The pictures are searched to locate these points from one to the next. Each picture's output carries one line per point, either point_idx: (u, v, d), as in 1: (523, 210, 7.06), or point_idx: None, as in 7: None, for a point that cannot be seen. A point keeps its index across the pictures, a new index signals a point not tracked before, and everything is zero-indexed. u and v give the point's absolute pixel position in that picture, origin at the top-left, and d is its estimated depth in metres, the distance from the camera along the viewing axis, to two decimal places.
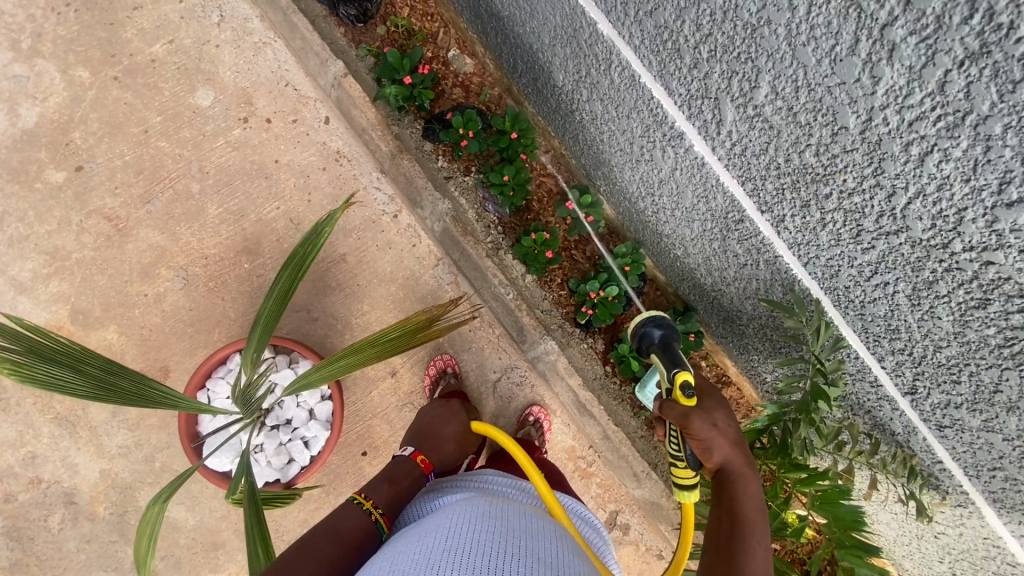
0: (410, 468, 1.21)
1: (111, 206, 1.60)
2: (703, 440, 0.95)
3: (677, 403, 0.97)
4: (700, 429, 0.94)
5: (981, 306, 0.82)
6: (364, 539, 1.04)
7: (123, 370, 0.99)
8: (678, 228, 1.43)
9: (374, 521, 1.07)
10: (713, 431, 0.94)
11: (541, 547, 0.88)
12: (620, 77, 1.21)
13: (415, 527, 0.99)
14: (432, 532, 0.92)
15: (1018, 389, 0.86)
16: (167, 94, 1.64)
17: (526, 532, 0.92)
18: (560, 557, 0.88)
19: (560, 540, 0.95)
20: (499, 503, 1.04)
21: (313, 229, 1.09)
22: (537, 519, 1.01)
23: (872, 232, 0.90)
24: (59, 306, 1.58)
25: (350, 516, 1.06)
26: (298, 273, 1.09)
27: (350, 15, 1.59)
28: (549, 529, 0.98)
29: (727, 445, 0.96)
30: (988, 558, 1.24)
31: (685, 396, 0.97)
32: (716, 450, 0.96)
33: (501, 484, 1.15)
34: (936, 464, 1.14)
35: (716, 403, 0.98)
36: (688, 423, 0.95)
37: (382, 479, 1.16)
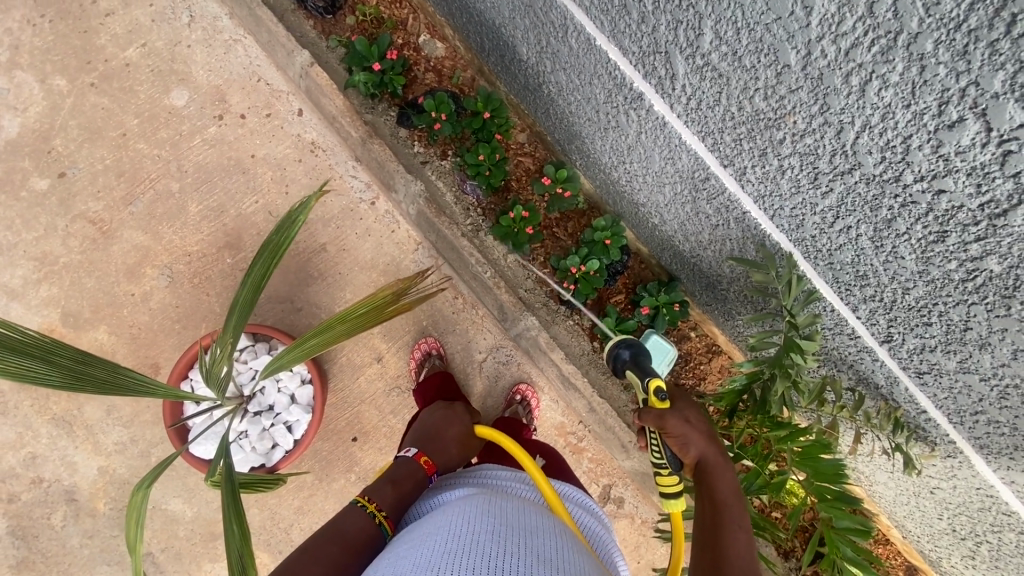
0: (414, 470, 1.11)
1: (94, 210, 1.64)
2: (678, 437, 0.97)
3: (651, 407, 1.01)
4: (673, 426, 0.97)
5: (940, 240, 0.79)
6: (368, 543, 0.96)
7: (97, 360, 1.01)
8: (652, 195, 1.38)
9: (378, 524, 0.99)
10: (686, 427, 0.98)
11: (544, 546, 0.84)
12: (578, 42, 1.20)
13: (412, 529, 0.93)
14: (429, 534, 0.86)
15: (988, 325, 0.84)
16: (142, 97, 1.67)
17: (528, 531, 0.87)
18: (564, 558, 0.83)
19: (564, 538, 0.90)
20: (500, 499, 0.97)
21: (285, 220, 1.07)
22: (539, 515, 0.95)
23: (828, 173, 0.88)
24: (51, 310, 1.62)
25: (353, 518, 0.98)
26: (275, 260, 1.07)
27: (319, 7, 1.58)
28: (552, 526, 0.92)
29: (703, 440, 0.98)
30: (985, 509, 1.18)
31: (659, 399, 1.01)
32: (691, 445, 0.97)
33: (505, 478, 1.07)
34: (921, 414, 1.10)
35: (690, 404, 1.02)
36: (663, 423, 0.98)
37: (385, 481, 1.06)
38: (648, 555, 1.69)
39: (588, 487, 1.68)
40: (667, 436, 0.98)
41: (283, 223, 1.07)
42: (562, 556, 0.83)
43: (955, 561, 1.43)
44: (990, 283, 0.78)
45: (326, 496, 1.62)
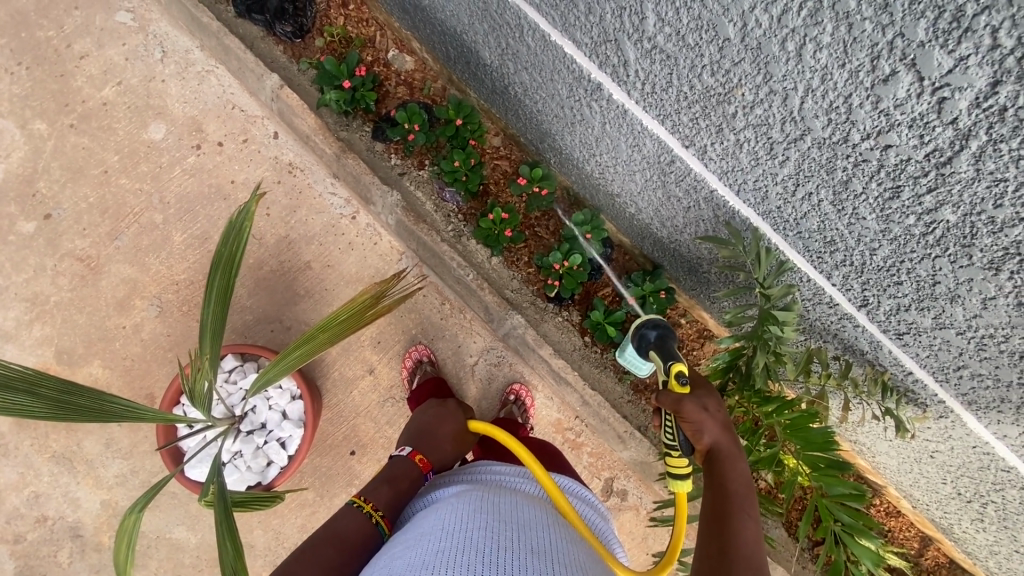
0: (409, 469, 1.11)
1: (81, 247, 1.67)
2: (692, 423, 0.90)
3: (670, 391, 0.94)
4: (690, 412, 0.89)
5: (895, 196, 0.80)
6: (366, 542, 0.96)
7: (81, 390, 1.03)
8: (624, 184, 1.39)
9: (376, 524, 0.99)
10: (703, 415, 0.90)
11: (540, 540, 0.83)
12: (534, 41, 1.21)
13: (406, 530, 0.92)
14: (422, 534, 0.84)
15: (954, 277, 0.84)
16: (121, 134, 1.70)
17: (523, 524, 0.86)
18: (559, 551, 0.82)
19: (559, 530, 0.89)
20: (495, 494, 0.96)
21: (231, 230, 1.11)
22: (534, 509, 0.94)
23: (782, 142, 0.89)
24: (45, 349, 1.64)
25: (349, 518, 0.98)
26: (233, 271, 1.12)
27: (287, 32, 1.61)
28: (548, 518, 0.92)
29: (717, 428, 0.91)
30: (985, 469, 1.16)
31: (678, 383, 0.95)
32: (706, 432, 0.89)
33: (501, 472, 1.05)
34: (908, 376, 1.09)
35: (709, 392, 0.94)
36: (678, 407, 0.90)
37: (381, 481, 1.07)
38: (656, 545, 1.68)
39: (590, 482, 1.68)
40: (681, 422, 0.90)
41: (229, 232, 1.11)
42: (558, 549, 0.82)
43: (966, 526, 1.39)
44: (949, 233, 0.78)
45: (328, 512, 1.62)
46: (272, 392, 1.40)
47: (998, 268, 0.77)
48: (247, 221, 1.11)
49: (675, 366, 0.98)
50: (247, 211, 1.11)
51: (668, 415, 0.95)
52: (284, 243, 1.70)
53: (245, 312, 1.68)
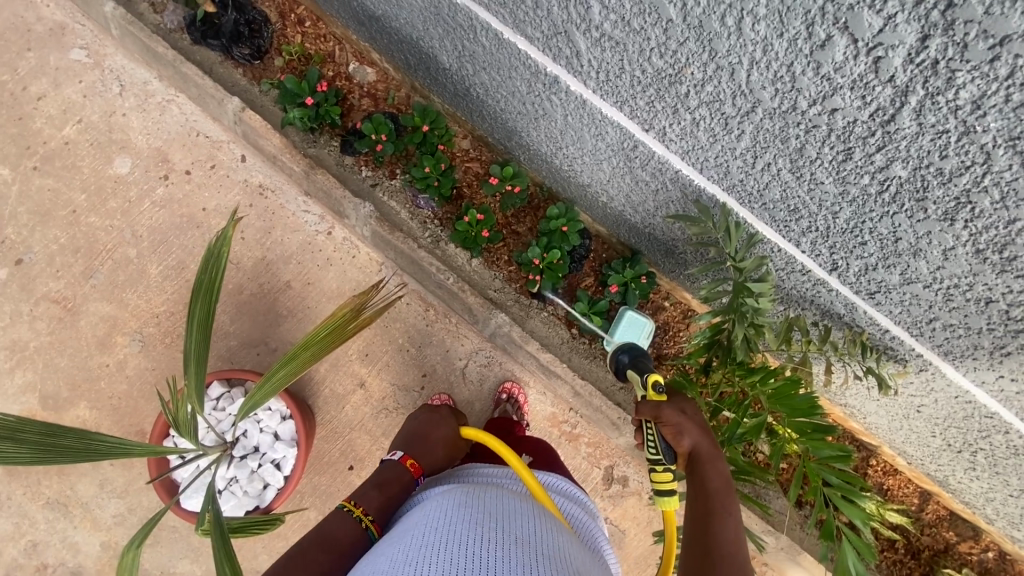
0: (400, 473, 1.10)
1: (56, 289, 1.65)
2: (672, 426, 0.94)
3: (648, 399, 0.97)
4: (669, 416, 0.94)
5: (848, 157, 0.82)
6: (355, 547, 0.96)
7: (65, 430, 1.02)
8: (594, 174, 1.40)
9: (365, 528, 0.99)
10: (682, 418, 0.94)
11: (525, 530, 0.83)
12: (488, 40, 1.22)
13: (393, 529, 0.92)
14: (408, 530, 0.85)
15: (913, 232, 0.85)
16: (86, 171, 1.69)
17: (508, 516, 0.87)
18: (545, 541, 0.82)
19: (545, 522, 0.89)
20: (482, 491, 0.96)
21: (210, 255, 1.12)
22: (520, 502, 0.94)
23: (735, 116, 0.90)
24: (29, 395, 1.62)
25: (339, 523, 0.98)
26: (213, 298, 1.13)
27: (245, 54, 1.61)
28: (534, 511, 0.92)
29: (697, 431, 0.95)
30: (969, 418, 1.18)
31: (656, 392, 0.98)
32: (686, 435, 0.94)
33: (490, 473, 1.06)
34: (885, 334, 1.11)
35: (685, 397, 0.99)
36: (657, 413, 0.94)
37: (371, 486, 1.06)
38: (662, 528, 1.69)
39: (590, 472, 1.69)
40: (662, 427, 0.94)
41: (208, 259, 1.12)
42: (543, 540, 0.83)
43: (961, 477, 1.41)
44: (903, 189, 0.80)
45: None
46: (262, 414, 1.40)
47: (952, 218, 0.78)
48: (226, 247, 1.12)
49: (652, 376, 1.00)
50: (226, 234, 1.13)
51: (649, 427, 0.97)
52: (262, 265, 1.69)
53: (229, 338, 1.67)
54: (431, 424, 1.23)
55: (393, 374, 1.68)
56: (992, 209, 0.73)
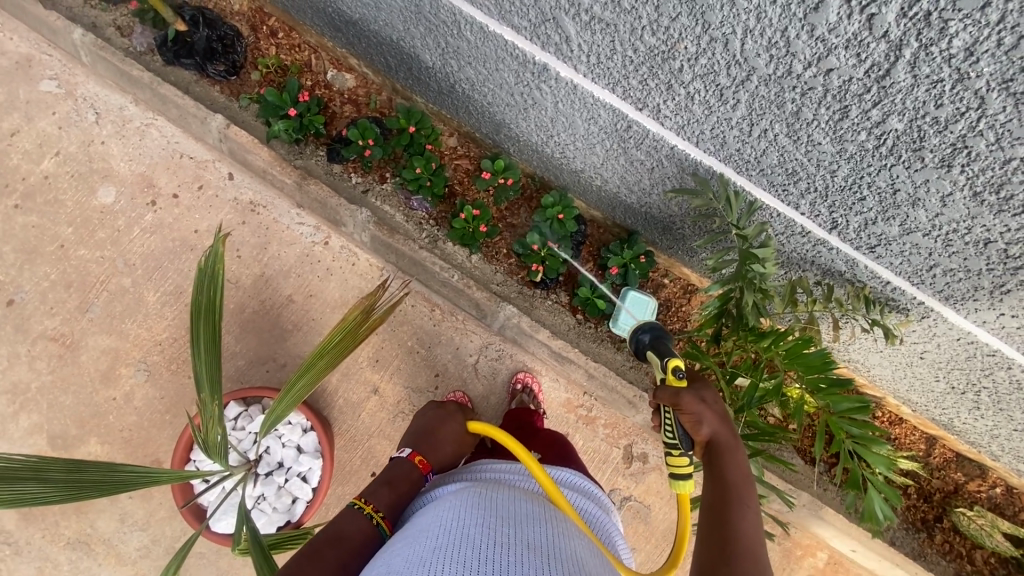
0: (409, 471, 1.10)
1: (53, 327, 1.62)
2: (691, 415, 0.89)
3: (667, 384, 0.92)
4: (688, 404, 0.89)
5: (845, 116, 0.84)
6: (366, 544, 0.96)
7: (88, 466, 1.05)
8: (587, 158, 1.41)
9: (376, 525, 0.98)
10: (702, 406, 0.89)
11: (537, 536, 0.82)
12: (473, 34, 1.22)
13: (405, 529, 0.91)
14: (421, 532, 0.84)
15: (912, 181, 0.88)
16: (70, 204, 1.65)
17: (520, 520, 0.85)
18: (557, 546, 0.81)
19: (558, 525, 0.87)
20: (493, 491, 0.94)
21: (202, 277, 1.11)
22: (531, 504, 0.92)
23: (730, 86, 0.92)
24: (36, 437, 1.59)
25: (351, 521, 0.97)
26: (216, 316, 1.12)
27: (221, 71, 1.59)
28: (545, 514, 0.90)
29: (716, 420, 0.91)
30: (972, 358, 1.22)
31: (677, 377, 0.91)
32: (705, 423, 0.90)
33: (500, 470, 1.03)
34: (886, 286, 1.15)
35: (705, 383, 0.94)
36: (677, 400, 0.89)
37: (381, 483, 1.06)
38: None
39: (610, 452, 1.71)
40: (680, 415, 0.90)
41: (201, 280, 1.11)
42: (555, 544, 0.81)
43: (965, 417, 1.46)
44: (900, 141, 0.83)
45: None
46: (283, 429, 1.42)
47: (949, 164, 0.81)
48: (218, 265, 1.12)
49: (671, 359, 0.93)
50: (216, 251, 1.12)
51: (666, 412, 0.92)
52: (262, 282, 1.68)
53: (236, 358, 1.66)
54: (440, 421, 1.22)
55: (406, 377, 1.68)
56: (988, 151, 0.76)
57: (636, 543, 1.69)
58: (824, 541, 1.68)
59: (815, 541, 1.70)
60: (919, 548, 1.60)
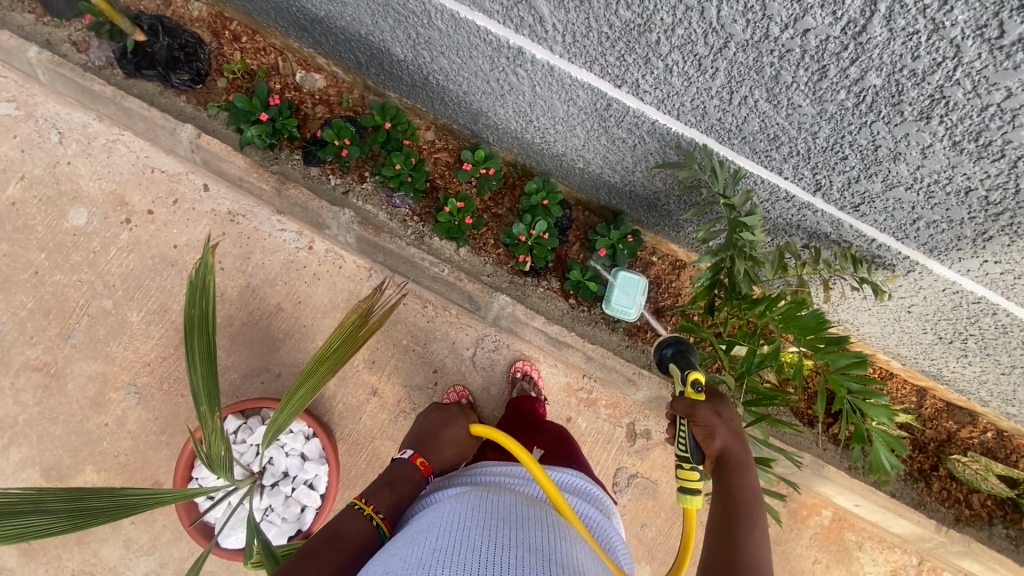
0: (410, 473, 1.08)
1: (35, 357, 1.58)
2: (705, 427, 0.90)
3: (684, 397, 0.93)
4: (704, 416, 0.90)
5: (823, 76, 0.85)
6: (365, 546, 0.94)
7: (91, 493, 1.04)
8: (567, 141, 1.40)
9: (376, 527, 0.96)
10: (716, 419, 0.91)
11: (539, 538, 0.78)
12: (444, 22, 1.20)
13: (404, 531, 0.88)
14: (421, 533, 0.82)
15: (892, 136, 0.90)
16: (41, 229, 1.60)
17: (521, 522, 0.82)
18: (560, 550, 0.77)
19: (560, 529, 0.84)
20: (494, 494, 0.91)
21: (193, 289, 1.09)
22: (532, 507, 0.88)
23: (708, 55, 0.92)
24: (29, 471, 1.55)
25: (350, 521, 0.95)
26: (210, 326, 1.11)
27: (185, 80, 1.54)
28: (547, 518, 0.86)
29: (730, 435, 0.92)
30: (958, 308, 1.24)
31: (695, 391, 0.93)
32: (718, 437, 0.90)
33: (499, 473, 1.00)
34: (872, 244, 1.17)
35: (723, 399, 0.96)
36: (692, 412, 0.90)
37: (381, 484, 1.04)
38: None
39: (614, 431, 1.72)
40: (694, 427, 0.91)
41: (193, 293, 1.09)
42: (557, 548, 0.77)
43: (954, 366, 1.49)
44: (879, 96, 0.84)
45: None
46: (285, 439, 1.41)
47: (928, 116, 0.83)
48: (209, 275, 1.10)
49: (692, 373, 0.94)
50: (206, 264, 1.10)
51: (681, 424, 0.93)
52: (248, 292, 1.65)
53: (229, 372, 1.63)
54: (443, 423, 1.19)
55: (404, 376, 1.67)
56: (966, 99, 0.77)
57: (647, 518, 1.71)
58: (828, 499, 1.72)
59: (819, 500, 1.74)
60: (919, 498, 1.64)
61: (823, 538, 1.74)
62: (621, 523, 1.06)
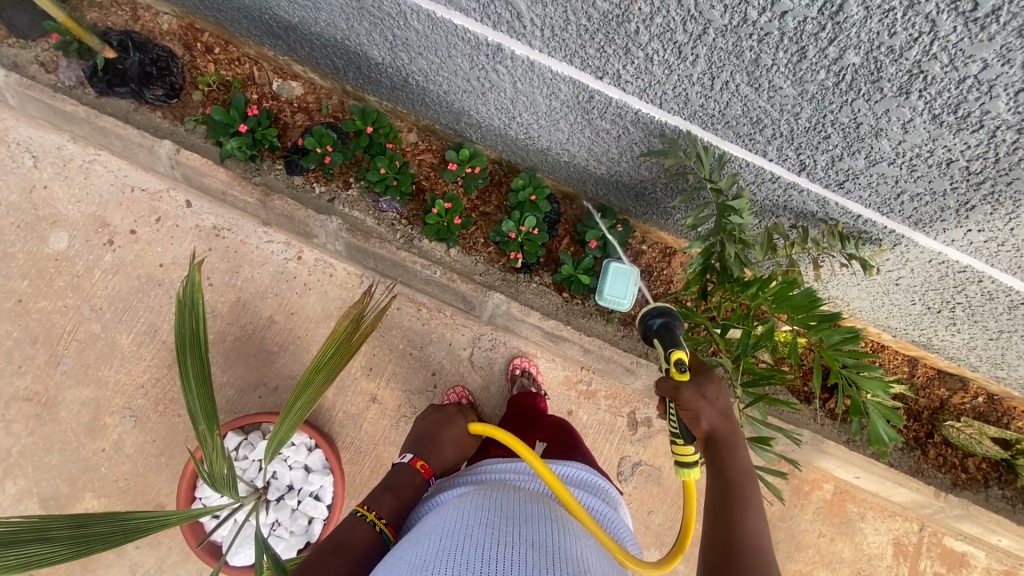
0: (411, 476, 1.07)
1: (24, 387, 1.55)
2: (690, 411, 0.91)
3: (670, 378, 0.95)
4: (687, 399, 0.91)
5: (803, 57, 0.86)
6: (370, 553, 0.94)
7: (96, 518, 1.03)
8: (552, 136, 1.40)
9: (380, 532, 0.96)
10: (700, 402, 0.91)
11: (541, 534, 0.78)
12: (421, 23, 1.19)
13: (409, 535, 0.88)
14: (425, 534, 0.82)
15: (873, 113, 0.91)
16: (21, 257, 1.57)
17: (524, 520, 0.82)
18: (563, 546, 0.77)
19: (565, 526, 0.84)
20: (495, 493, 0.91)
21: (183, 309, 1.08)
22: (537, 504, 0.88)
23: (688, 42, 0.93)
24: (26, 502, 1.52)
25: (354, 529, 0.95)
26: (202, 347, 1.09)
27: (160, 95, 1.51)
28: (551, 514, 0.86)
29: (716, 414, 0.92)
30: (945, 278, 1.26)
31: (679, 371, 0.95)
32: (702, 418, 0.91)
33: (503, 470, 1.00)
34: (858, 220, 1.18)
35: (710, 377, 0.95)
36: (676, 395, 0.92)
37: (383, 489, 1.03)
38: None
39: (615, 421, 1.73)
40: (680, 411, 0.92)
41: (181, 312, 1.08)
42: (561, 545, 0.77)
43: (943, 335, 1.52)
44: (858, 75, 0.85)
45: None
46: (288, 452, 1.41)
47: (907, 91, 0.84)
48: (197, 293, 1.09)
49: (675, 354, 0.96)
50: (193, 281, 1.09)
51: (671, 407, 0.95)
52: (239, 306, 1.63)
53: (225, 388, 1.61)
54: (442, 424, 1.18)
55: (402, 381, 1.67)
56: (944, 73, 0.79)
57: (653, 505, 1.72)
58: (829, 473, 1.75)
59: (821, 475, 1.77)
60: (916, 465, 1.67)
61: (826, 512, 1.76)
62: (628, 514, 1.07)
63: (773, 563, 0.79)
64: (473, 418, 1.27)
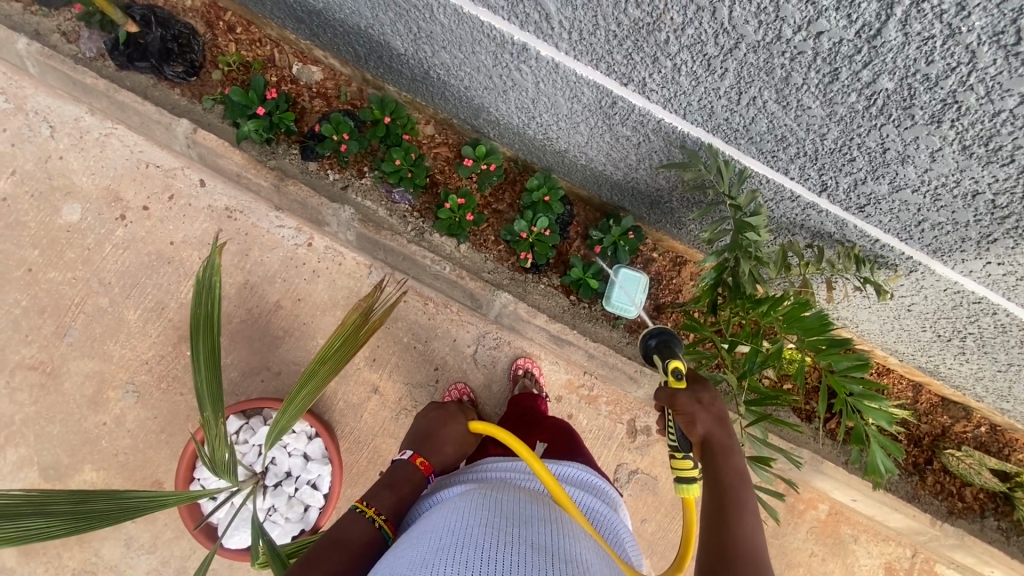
0: (411, 473, 1.07)
1: (30, 356, 1.56)
2: (685, 414, 0.91)
3: (666, 386, 0.95)
4: (682, 404, 0.91)
5: (835, 79, 0.84)
6: (370, 548, 0.94)
7: (94, 494, 1.04)
8: (571, 138, 1.38)
9: (378, 528, 0.96)
10: (696, 406, 0.91)
11: (541, 535, 0.78)
12: (447, 17, 1.18)
13: (408, 532, 0.88)
14: (426, 531, 0.82)
15: (902, 139, 0.89)
16: (33, 226, 1.58)
17: (524, 520, 0.82)
18: (563, 547, 0.77)
19: (561, 526, 0.84)
20: (496, 492, 0.91)
21: (200, 294, 1.08)
22: (536, 504, 0.88)
23: (718, 55, 0.91)
24: (26, 470, 1.54)
25: (354, 525, 0.95)
26: (214, 332, 1.09)
27: (179, 72, 1.51)
28: (550, 515, 0.86)
29: (713, 420, 0.92)
30: (959, 306, 1.24)
31: (676, 379, 0.95)
32: (698, 422, 0.91)
33: (503, 469, 1.00)
34: (876, 244, 1.17)
35: (705, 385, 0.95)
36: (672, 400, 0.92)
37: (383, 485, 1.04)
38: None
39: (614, 428, 1.73)
40: (676, 416, 0.92)
41: (201, 291, 1.08)
42: (560, 546, 0.77)
43: (951, 362, 1.50)
44: (890, 100, 0.83)
45: None
46: (288, 439, 1.41)
47: (939, 120, 0.83)
48: (215, 275, 1.09)
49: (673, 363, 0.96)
50: (213, 264, 1.08)
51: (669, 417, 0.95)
52: (246, 290, 1.63)
53: (229, 370, 1.62)
54: (443, 421, 1.18)
55: (405, 374, 1.67)
56: (978, 105, 0.77)
57: (647, 514, 1.72)
58: (825, 493, 1.75)
59: (816, 495, 1.76)
60: (914, 492, 1.66)
61: (820, 532, 1.76)
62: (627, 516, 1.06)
63: (770, 569, 0.78)
64: (474, 417, 1.26)
